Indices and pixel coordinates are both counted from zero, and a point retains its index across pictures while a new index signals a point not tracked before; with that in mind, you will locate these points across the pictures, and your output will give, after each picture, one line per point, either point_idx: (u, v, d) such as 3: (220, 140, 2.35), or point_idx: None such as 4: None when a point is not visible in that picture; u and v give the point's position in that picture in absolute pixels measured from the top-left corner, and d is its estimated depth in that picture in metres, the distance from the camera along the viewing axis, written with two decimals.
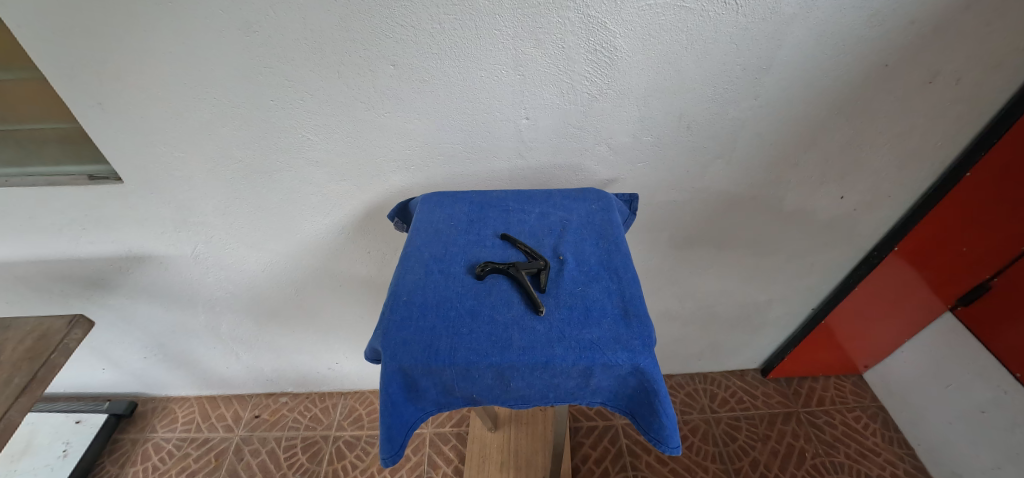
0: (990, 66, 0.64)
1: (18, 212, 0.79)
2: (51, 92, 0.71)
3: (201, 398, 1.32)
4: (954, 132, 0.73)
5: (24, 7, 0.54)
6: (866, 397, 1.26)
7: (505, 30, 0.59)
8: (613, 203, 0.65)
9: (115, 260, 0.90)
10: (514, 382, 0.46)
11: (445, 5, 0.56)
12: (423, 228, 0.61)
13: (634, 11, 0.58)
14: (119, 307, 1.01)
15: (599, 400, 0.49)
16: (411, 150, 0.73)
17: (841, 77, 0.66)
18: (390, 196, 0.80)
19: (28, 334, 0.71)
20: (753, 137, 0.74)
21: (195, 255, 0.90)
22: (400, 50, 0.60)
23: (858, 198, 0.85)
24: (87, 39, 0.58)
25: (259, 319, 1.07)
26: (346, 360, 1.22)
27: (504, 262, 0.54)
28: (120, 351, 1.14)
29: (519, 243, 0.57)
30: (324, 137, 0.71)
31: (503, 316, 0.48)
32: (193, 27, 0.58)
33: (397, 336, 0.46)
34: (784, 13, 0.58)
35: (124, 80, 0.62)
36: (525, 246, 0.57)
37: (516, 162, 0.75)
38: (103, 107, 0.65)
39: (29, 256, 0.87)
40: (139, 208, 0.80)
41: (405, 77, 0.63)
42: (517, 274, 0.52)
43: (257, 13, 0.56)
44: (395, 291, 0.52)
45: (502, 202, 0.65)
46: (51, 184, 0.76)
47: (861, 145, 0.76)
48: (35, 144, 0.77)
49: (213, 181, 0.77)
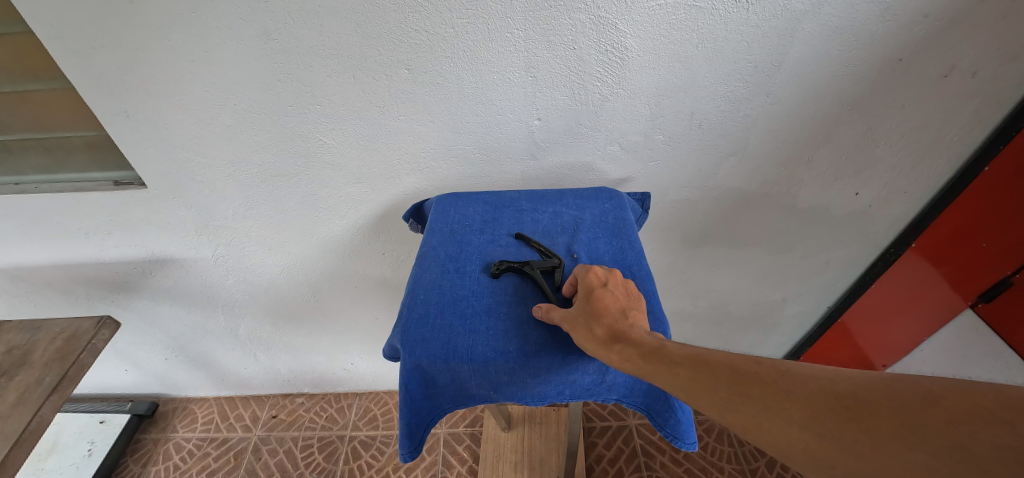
0: (1006, 59, 0.64)
1: (47, 217, 0.82)
2: (79, 101, 0.74)
3: (220, 399, 1.34)
4: (970, 126, 0.73)
5: (58, 20, 0.57)
6: None
7: (516, 33, 0.60)
8: (625, 201, 0.65)
9: (138, 263, 0.93)
10: (530, 378, 0.47)
11: (458, 10, 0.58)
12: (439, 228, 0.61)
13: (644, 11, 0.58)
14: (141, 309, 1.04)
15: (615, 396, 0.49)
16: (425, 152, 0.74)
17: (854, 73, 0.66)
18: (404, 197, 0.82)
19: (58, 334, 0.74)
20: (765, 134, 0.74)
21: (215, 257, 0.92)
22: (414, 54, 0.62)
23: (873, 194, 0.84)
24: (112, 50, 0.60)
25: (277, 321, 1.09)
26: (361, 361, 1.24)
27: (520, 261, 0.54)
28: (142, 353, 1.17)
29: (534, 243, 0.58)
30: (340, 141, 0.73)
31: (519, 313, 0.49)
32: (213, 35, 0.59)
33: (415, 334, 0.47)
34: (796, 9, 0.58)
35: (148, 88, 0.65)
36: (540, 247, 0.57)
37: (528, 163, 0.76)
38: (129, 116, 0.68)
39: (57, 261, 0.91)
40: (161, 212, 0.83)
41: (419, 81, 0.65)
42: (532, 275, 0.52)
43: (276, 21, 0.58)
44: (412, 289, 0.53)
45: (515, 202, 0.66)
46: (78, 190, 0.79)
47: (875, 141, 0.75)
48: (63, 151, 0.80)
49: (233, 185, 0.79)
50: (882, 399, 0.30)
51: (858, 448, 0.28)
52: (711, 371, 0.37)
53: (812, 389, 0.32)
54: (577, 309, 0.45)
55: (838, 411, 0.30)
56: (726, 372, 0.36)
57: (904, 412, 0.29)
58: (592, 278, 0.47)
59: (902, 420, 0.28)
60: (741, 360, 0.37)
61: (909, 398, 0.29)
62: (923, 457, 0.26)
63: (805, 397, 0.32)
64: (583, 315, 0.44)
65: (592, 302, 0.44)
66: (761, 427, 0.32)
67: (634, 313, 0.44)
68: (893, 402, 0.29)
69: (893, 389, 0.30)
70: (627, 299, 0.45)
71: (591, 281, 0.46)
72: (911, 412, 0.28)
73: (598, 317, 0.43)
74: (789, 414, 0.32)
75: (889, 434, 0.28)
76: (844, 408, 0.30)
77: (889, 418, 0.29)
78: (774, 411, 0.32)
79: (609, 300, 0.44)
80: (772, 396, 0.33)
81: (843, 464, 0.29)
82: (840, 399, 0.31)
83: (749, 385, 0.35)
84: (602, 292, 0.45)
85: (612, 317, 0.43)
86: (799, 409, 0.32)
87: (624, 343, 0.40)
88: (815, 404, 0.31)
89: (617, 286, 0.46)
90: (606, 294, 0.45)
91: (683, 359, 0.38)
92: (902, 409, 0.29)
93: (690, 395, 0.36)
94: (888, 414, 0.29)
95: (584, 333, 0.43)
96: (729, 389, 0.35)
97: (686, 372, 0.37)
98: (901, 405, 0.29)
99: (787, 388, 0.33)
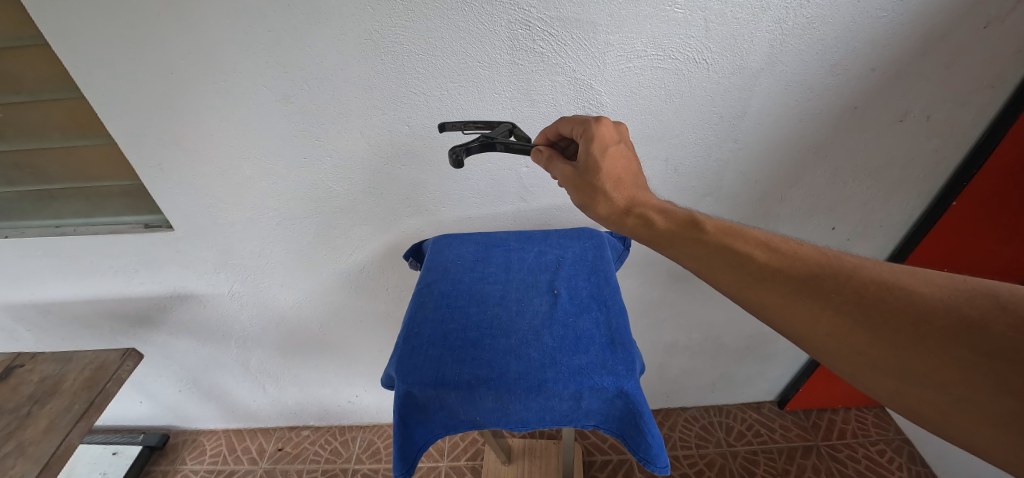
0: (956, 104, 0.70)
1: (83, 257, 0.90)
2: (118, 155, 0.83)
3: (229, 431, 1.38)
4: (934, 164, 0.78)
5: (109, 91, 0.67)
6: (889, 430, 1.23)
7: (503, 93, 0.68)
8: (605, 241, 0.71)
9: (161, 299, 1.00)
10: (512, 404, 0.51)
11: (451, 76, 0.66)
12: (433, 266, 0.67)
13: (615, 73, 0.66)
14: (159, 342, 1.10)
15: (592, 423, 0.53)
16: (425, 196, 0.82)
17: (813, 121, 0.72)
18: (406, 237, 0.88)
19: (87, 365, 0.80)
20: (737, 175, 0.79)
21: (231, 293, 0.99)
22: (413, 112, 0.70)
23: (850, 229, 0.88)
24: (154, 114, 0.70)
25: (286, 354, 1.15)
26: (365, 393, 1.27)
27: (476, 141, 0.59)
28: (158, 385, 1.22)
29: (467, 125, 0.65)
30: (348, 188, 0.80)
31: (503, 344, 0.54)
32: (240, 101, 0.69)
33: (408, 363, 0.52)
34: (751, 67, 0.66)
35: (181, 145, 0.74)
36: (477, 124, 0.65)
37: (520, 205, 0.83)
38: (162, 168, 0.76)
39: (87, 297, 0.98)
40: (185, 251, 0.90)
41: (418, 135, 0.73)
42: (501, 126, 0.64)
43: (294, 88, 0.67)
44: (407, 322, 0.58)
45: (504, 242, 0.72)
46: (112, 233, 0.88)
47: (844, 181, 0.80)
48: (100, 198, 0.89)
49: (251, 228, 0.87)
50: (940, 299, 0.36)
51: (896, 340, 0.36)
52: (748, 256, 0.44)
53: (860, 285, 0.39)
54: (586, 171, 0.52)
55: (882, 307, 0.38)
56: (763, 258, 0.43)
57: (959, 313, 0.35)
58: (606, 135, 0.53)
59: (957, 322, 0.35)
60: (778, 247, 0.44)
61: (970, 305, 0.35)
62: (966, 354, 0.33)
63: (852, 289, 0.39)
64: (595, 179, 0.51)
65: (605, 165, 0.51)
66: (795, 311, 0.40)
67: (637, 175, 0.53)
68: (955, 308, 0.35)
69: (952, 295, 0.36)
70: (630, 158, 0.53)
71: (605, 138, 0.52)
72: (972, 316, 0.34)
73: (612, 183, 0.51)
74: (830, 304, 0.39)
75: (938, 332, 0.35)
76: (892, 303, 0.37)
77: (944, 320, 0.35)
78: (815, 299, 0.40)
79: (619, 163, 0.52)
80: (818, 288, 0.40)
81: (872, 350, 0.37)
82: (886, 296, 0.38)
83: (789, 273, 0.42)
84: (613, 150, 0.52)
85: (622, 185, 0.51)
86: (846, 301, 0.39)
87: (632, 214, 0.50)
88: (863, 297, 0.38)
89: (626, 145, 0.53)
90: (617, 154, 0.52)
91: (712, 240, 0.46)
92: (958, 314, 0.35)
93: (719, 272, 0.45)
94: (941, 315, 0.35)
95: (596, 195, 0.51)
96: (766, 274, 0.42)
97: (718, 254, 0.45)
98: (956, 309, 0.35)
99: (837, 283, 0.40)
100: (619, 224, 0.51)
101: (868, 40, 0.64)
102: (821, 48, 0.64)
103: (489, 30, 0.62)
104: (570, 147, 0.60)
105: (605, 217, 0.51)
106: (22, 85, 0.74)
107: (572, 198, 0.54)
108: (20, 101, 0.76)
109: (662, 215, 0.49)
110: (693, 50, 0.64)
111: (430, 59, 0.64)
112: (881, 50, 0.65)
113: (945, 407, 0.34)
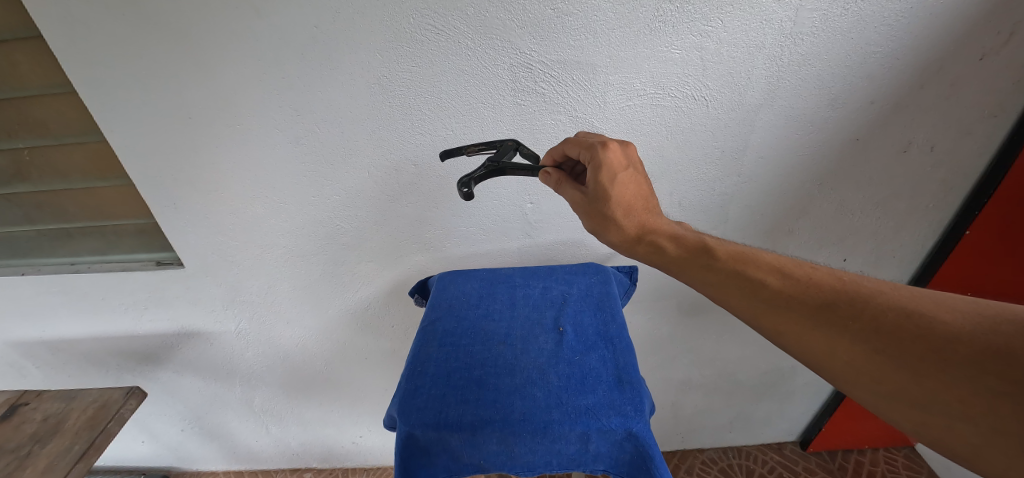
0: (959, 134, 0.70)
1: (95, 294, 0.92)
2: (135, 195, 0.85)
3: (229, 473, 1.33)
4: (943, 195, 0.77)
5: (131, 134, 0.70)
6: (921, 472, 1.16)
7: (506, 131, 0.70)
8: (611, 276, 0.70)
9: (169, 336, 1.00)
10: (517, 447, 0.49)
11: (456, 116, 0.68)
12: (438, 303, 0.67)
13: (616, 111, 0.68)
14: (164, 380, 1.09)
15: (601, 467, 0.51)
16: (431, 233, 0.82)
17: (815, 153, 0.72)
18: (412, 273, 0.89)
19: (90, 404, 0.80)
20: (743, 208, 0.79)
21: (238, 330, 0.99)
22: (419, 152, 0.72)
23: (863, 261, 0.86)
24: (171, 155, 0.72)
25: (291, 392, 1.13)
26: (369, 434, 1.23)
27: (482, 170, 0.58)
28: (161, 424, 1.20)
29: (468, 149, 0.64)
30: (355, 224, 0.81)
31: (507, 383, 0.53)
32: (254, 141, 0.71)
33: (410, 403, 0.51)
34: (748, 103, 0.67)
35: (195, 184, 0.76)
36: (478, 147, 0.64)
37: (525, 241, 0.84)
38: (177, 207, 0.79)
39: (97, 334, 0.99)
40: (194, 288, 0.91)
41: (425, 173, 0.75)
42: (503, 146, 0.64)
43: (305, 131, 0.70)
44: (412, 361, 0.57)
45: (509, 278, 0.71)
46: (125, 270, 0.89)
47: (851, 212, 0.80)
48: (115, 237, 0.91)
49: (261, 266, 0.88)
50: (964, 324, 0.35)
51: (917, 368, 0.35)
52: (761, 282, 0.43)
53: (878, 311, 0.38)
54: (595, 196, 0.52)
55: (900, 333, 0.37)
56: (777, 283, 0.43)
57: (987, 341, 0.34)
58: (614, 161, 0.52)
59: (985, 350, 0.33)
60: (792, 272, 0.44)
61: (997, 332, 0.34)
62: (997, 383, 0.32)
63: (869, 316, 0.38)
64: (605, 206, 0.51)
65: (613, 193, 0.51)
66: (810, 338, 0.39)
67: (648, 200, 0.52)
68: (982, 336, 0.34)
69: (977, 322, 0.35)
70: (639, 182, 0.52)
71: (613, 165, 0.52)
72: (1000, 344, 0.33)
73: (622, 211, 0.51)
74: (847, 330, 0.38)
75: (963, 360, 0.34)
76: (914, 329, 0.36)
77: (969, 347, 0.34)
78: (831, 325, 0.39)
79: (628, 189, 0.51)
80: (833, 313, 0.39)
81: (891, 380, 0.36)
82: (906, 323, 0.37)
83: (803, 299, 0.41)
84: (622, 177, 0.51)
85: (632, 212, 0.51)
86: (863, 328, 0.38)
87: (644, 241, 0.50)
88: (880, 325, 0.37)
89: (636, 169, 0.52)
90: (627, 181, 0.52)
91: (724, 265, 0.46)
92: (985, 341, 0.34)
93: (733, 297, 0.44)
94: (965, 343, 0.34)
95: (607, 222, 0.51)
96: (780, 300, 0.42)
97: (731, 279, 0.45)
98: (981, 336, 0.34)
99: (853, 309, 0.39)
100: (631, 250, 0.51)
101: (864, 75, 0.65)
102: (818, 82, 0.65)
103: (492, 73, 0.64)
104: (578, 166, 0.59)
105: (617, 245, 0.51)
106: (49, 130, 0.78)
107: (583, 223, 0.54)
108: (47, 145, 0.80)
109: (676, 241, 0.49)
110: (691, 87, 0.66)
111: (436, 101, 0.67)
112: (879, 84, 0.66)
113: (974, 440, 0.32)
